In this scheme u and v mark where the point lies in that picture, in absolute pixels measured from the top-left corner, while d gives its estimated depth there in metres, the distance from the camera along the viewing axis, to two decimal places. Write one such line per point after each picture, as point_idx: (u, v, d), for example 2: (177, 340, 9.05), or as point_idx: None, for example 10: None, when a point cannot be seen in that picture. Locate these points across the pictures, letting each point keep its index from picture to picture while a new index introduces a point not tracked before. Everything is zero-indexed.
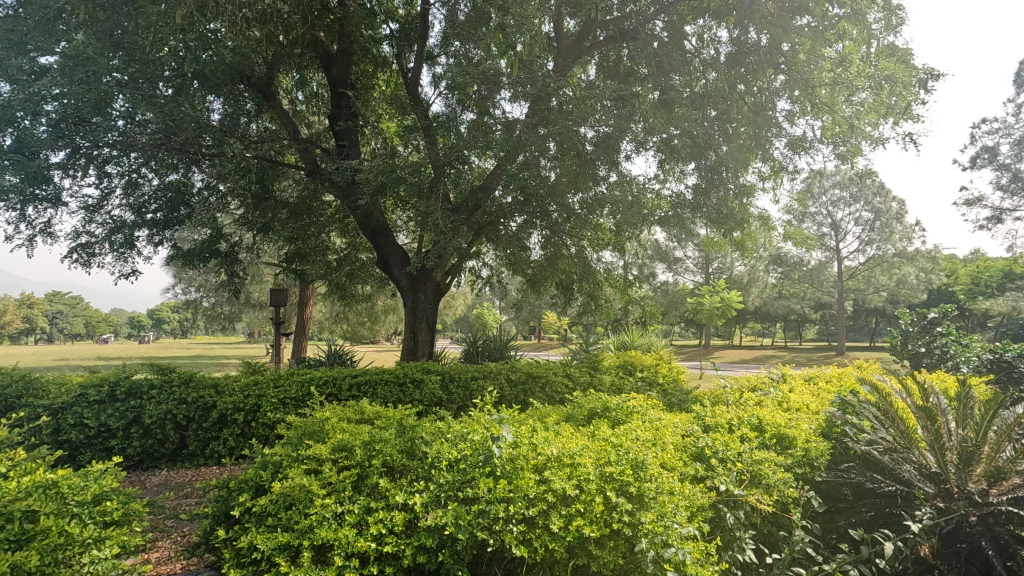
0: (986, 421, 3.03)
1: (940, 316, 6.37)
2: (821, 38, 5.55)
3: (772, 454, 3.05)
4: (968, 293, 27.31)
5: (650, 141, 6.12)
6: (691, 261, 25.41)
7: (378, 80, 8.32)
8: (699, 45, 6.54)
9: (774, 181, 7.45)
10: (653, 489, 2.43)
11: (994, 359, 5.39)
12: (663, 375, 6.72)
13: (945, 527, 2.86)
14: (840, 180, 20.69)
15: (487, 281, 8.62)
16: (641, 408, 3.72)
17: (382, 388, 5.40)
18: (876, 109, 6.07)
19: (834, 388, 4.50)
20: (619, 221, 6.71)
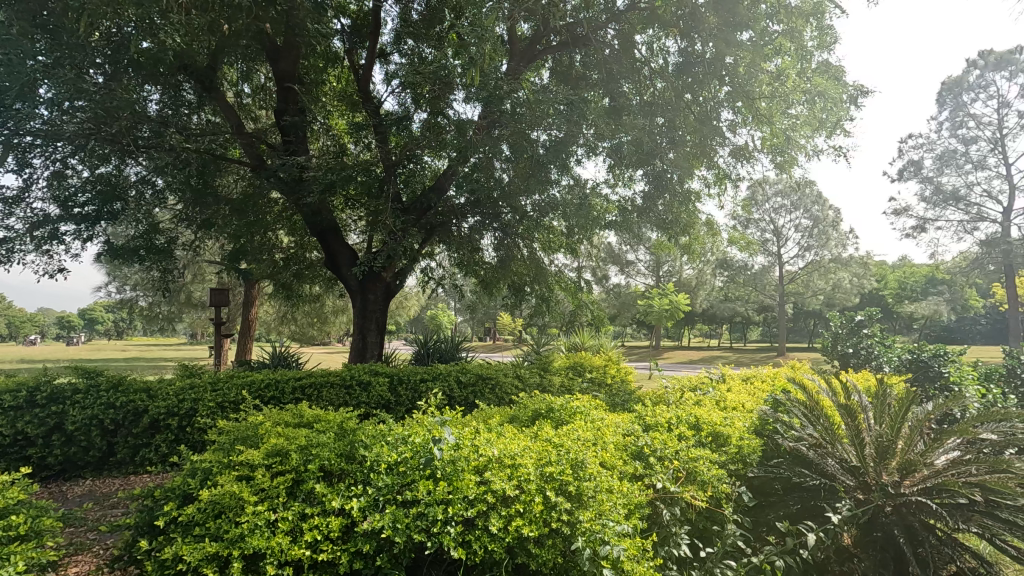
0: (901, 417, 3.23)
1: (867, 318, 6.70)
2: (761, 53, 5.79)
3: (707, 452, 3.15)
4: (895, 297, 29.13)
5: (600, 146, 6.18)
6: (643, 264, 26.11)
7: (328, 75, 8.13)
8: (649, 54, 6.68)
9: (718, 188, 7.72)
10: (591, 488, 2.47)
11: (913, 359, 5.76)
12: (611, 376, 6.87)
13: (863, 518, 3.05)
14: (782, 189, 21.67)
15: (439, 282, 8.53)
16: (584, 408, 3.78)
17: (327, 391, 5.27)
18: (810, 123, 6.41)
19: (768, 387, 4.71)
20: (570, 225, 6.81)
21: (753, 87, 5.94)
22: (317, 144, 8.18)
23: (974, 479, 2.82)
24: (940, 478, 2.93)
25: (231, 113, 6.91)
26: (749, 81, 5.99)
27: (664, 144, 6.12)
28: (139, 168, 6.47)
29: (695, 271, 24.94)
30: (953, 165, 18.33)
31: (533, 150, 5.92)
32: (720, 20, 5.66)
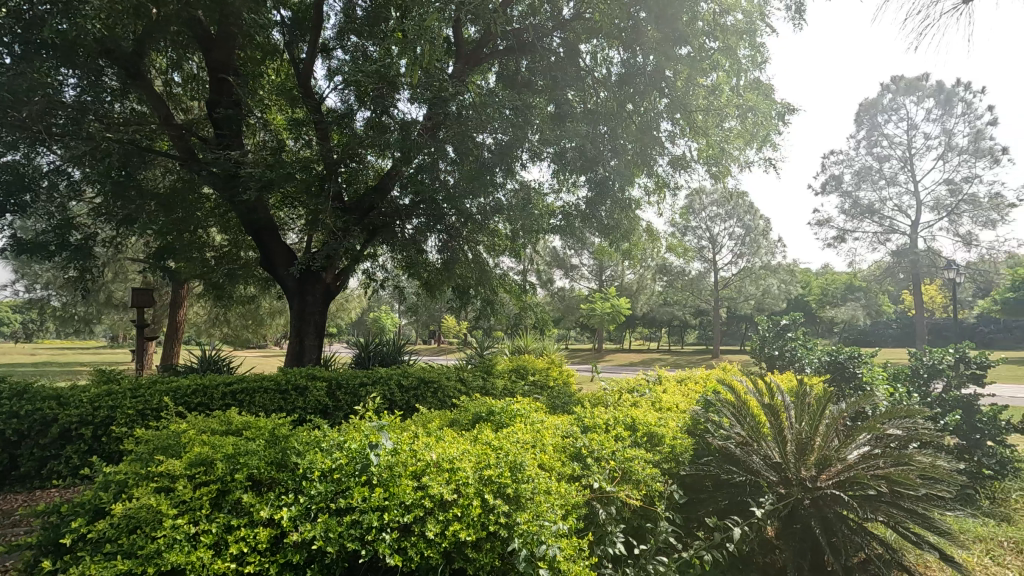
0: (818, 415, 3.44)
1: (792, 322, 6.87)
2: (698, 67, 6.05)
3: (642, 452, 3.24)
4: (818, 303, 31.06)
5: (546, 152, 6.26)
6: (587, 268, 26.68)
7: (267, 68, 7.83)
8: (593, 63, 6.83)
9: (657, 196, 7.98)
10: (529, 489, 2.49)
11: (832, 360, 6.15)
12: (553, 378, 6.95)
13: (783, 511, 3.24)
14: (717, 198, 22.69)
15: (381, 284, 8.36)
16: (525, 411, 3.81)
17: (260, 396, 5.07)
18: (742, 136, 6.74)
19: (701, 388, 4.91)
20: (515, 229, 6.85)
21: (690, 100, 6.20)
22: (254, 139, 7.86)
23: (881, 472, 3.06)
24: (852, 471, 3.16)
25: (159, 103, 6.52)
26: (687, 94, 6.24)
27: (606, 152, 6.26)
28: (52, 156, 5.98)
29: (636, 276, 25.68)
30: (869, 180, 19.82)
31: (478, 153, 5.92)
32: (660, 34, 5.86)
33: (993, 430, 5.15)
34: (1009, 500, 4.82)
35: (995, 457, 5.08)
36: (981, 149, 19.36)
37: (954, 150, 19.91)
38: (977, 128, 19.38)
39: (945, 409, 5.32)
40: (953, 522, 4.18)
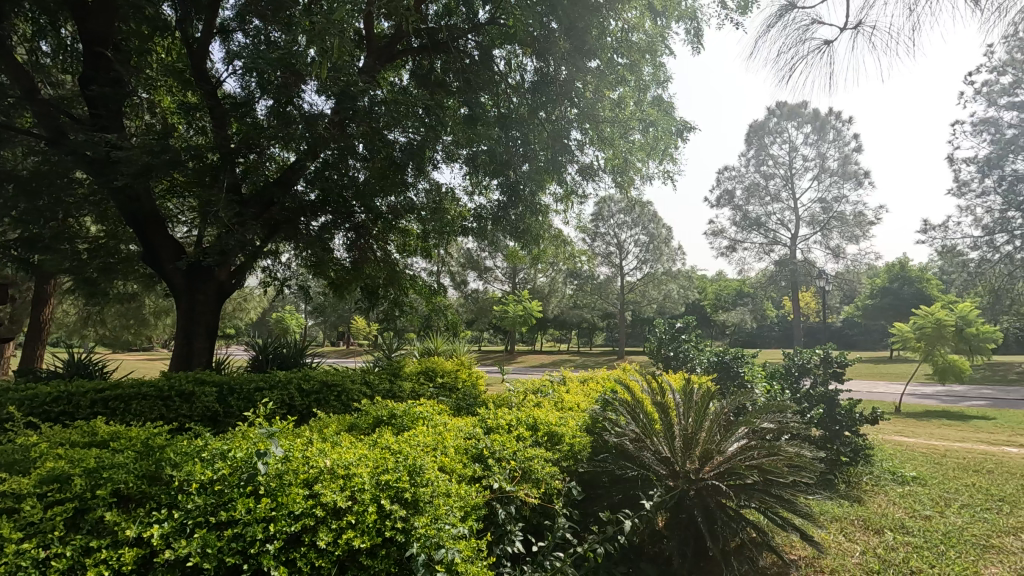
0: (703, 411, 3.69)
1: (685, 325, 7.19)
2: (605, 81, 6.26)
3: (542, 451, 3.30)
4: (713, 307, 33.50)
5: (458, 152, 6.33)
6: (500, 271, 27.01)
7: (155, 46, 7.16)
8: (507, 69, 6.87)
9: (566, 204, 8.20)
10: (428, 492, 2.45)
11: (718, 361, 6.61)
12: (462, 380, 6.91)
13: (670, 503, 3.43)
14: (624, 207, 23.86)
15: (282, 282, 7.90)
16: (427, 414, 3.78)
17: (137, 403, 4.63)
18: (644, 149, 7.10)
19: (601, 388, 5.12)
20: (426, 229, 6.77)
21: (598, 110, 6.43)
22: (137, 122, 7.14)
23: (754, 462, 3.33)
24: (730, 462, 3.40)
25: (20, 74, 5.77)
26: (594, 104, 6.47)
27: (518, 157, 6.29)
28: None
29: (548, 280, 26.36)
30: (757, 196, 21.72)
31: (388, 150, 5.74)
32: (570, 46, 5.98)
33: (849, 422, 5.82)
34: (861, 483, 5.46)
35: (850, 446, 5.75)
36: (849, 172, 21.82)
37: (827, 172, 22.30)
38: (845, 153, 21.83)
39: (812, 404, 5.91)
40: (817, 505, 4.67)
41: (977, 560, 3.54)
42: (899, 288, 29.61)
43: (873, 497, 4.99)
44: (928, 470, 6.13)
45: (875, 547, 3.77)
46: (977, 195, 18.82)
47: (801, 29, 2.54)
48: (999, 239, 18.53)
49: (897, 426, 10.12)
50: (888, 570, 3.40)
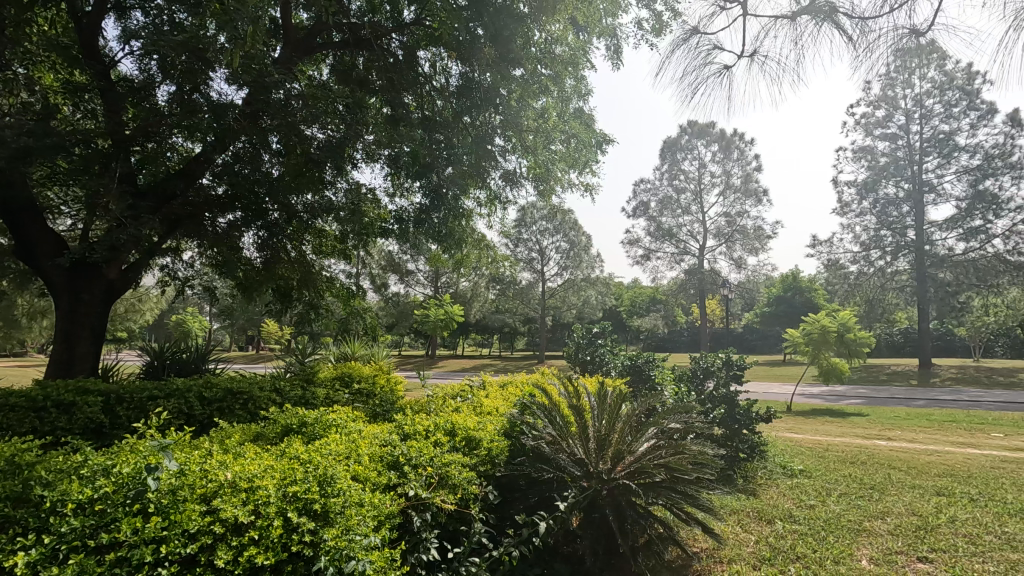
0: (616, 413, 3.83)
1: (601, 330, 7.43)
2: (529, 90, 6.33)
3: (459, 456, 3.27)
4: (628, 313, 34.95)
5: (379, 152, 6.19)
6: (422, 275, 26.68)
7: (35, 16, 6.40)
8: (432, 71, 6.78)
9: (489, 209, 8.23)
10: (339, 503, 2.35)
11: (631, 364, 6.84)
12: (380, 386, 6.74)
13: (584, 503, 3.52)
14: (546, 214, 24.37)
15: (183, 282, 7.33)
16: (341, 421, 3.65)
17: (4, 416, 4.11)
18: (565, 159, 7.30)
19: (519, 392, 5.18)
20: (344, 230, 6.55)
21: (521, 119, 6.50)
22: (9, 100, 6.03)
23: (662, 462, 3.51)
24: (639, 462, 3.57)
25: None
26: (518, 113, 6.50)
27: (441, 160, 6.23)
28: None
29: (470, 285, 26.36)
30: (670, 209, 22.97)
31: (304, 146, 5.47)
32: (496, 53, 5.88)
33: (747, 420, 6.29)
34: (756, 477, 5.91)
35: (747, 443, 6.22)
36: (750, 190, 23.59)
37: (732, 189, 23.98)
38: (748, 172, 23.60)
39: (715, 405, 6.30)
40: (717, 499, 4.98)
41: (851, 543, 3.93)
42: (791, 297, 32.42)
43: (766, 490, 5.41)
44: (813, 463, 6.74)
45: (766, 536, 4.08)
46: (856, 215, 21.01)
47: (704, 53, 2.72)
48: (873, 255, 20.79)
49: (788, 423, 11.05)
50: (777, 556, 3.70)
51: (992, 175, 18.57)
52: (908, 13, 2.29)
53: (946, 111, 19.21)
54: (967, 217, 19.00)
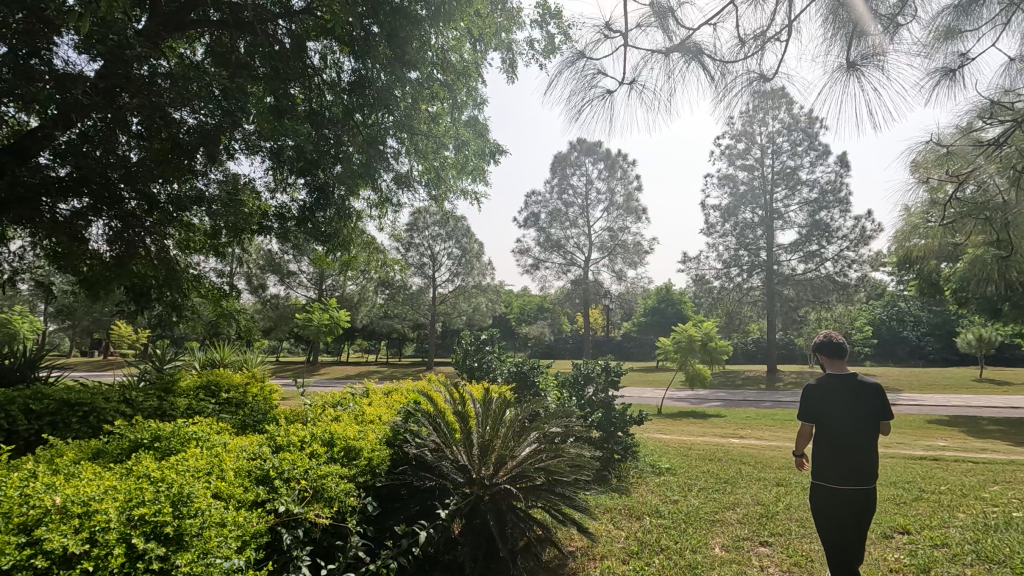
0: (499, 419, 3.88)
1: (489, 337, 7.50)
2: (424, 94, 6.25)
3: (337, 468, 3.12)
4: (517, 321, 35.77)
5: (260, 143, 5.82)
6: (306, 276, 25.25)
7: None
8: (322, 64, 6.43)
9: (380, 211, 8.00)
10: (195, 524, 2.12)
11: (518, 370, 6.98)
12: (252, 395, 6.24)
13: (465, 508, 3.50)
14: (439, 220, 24.23)
15: (10, 276, 6.25)
16: (202, 434, 3.33)
17: None
18: (455, 166, 7.34)
19: (404, 399, 5.06)
20: (215, 226, 5.99)
21: (414, 123, 6.41)
22: None
23: (541, 465, 3.63)
24: (521, 466, 3.65)
25: None
26: (410, 116, 6.37)
27: (329, 157, 5.88)
28: None
29: (358, 288, 25.47)
30: (559, 221, 23.95)
31: (171, 130, 4.90)
32: (391, 55, 5.72)
33: (621, 423, 6.70)
34: (629, 476, 6.29)
35: (620, 444, 6.63)
36: (631, 207, 25.27)
37: (615, 206, 25.51)
38: (630, 191, 25.27)
39: (593, 409, 6.64)
40: (593, 499, 5.23)
41: (708, 533, 4.33)
42: (664, 308, 35.21)
43: (637, 488, 5.79)
44: (678, 461, 7.33)
45: (636, 531, 4.36)
46: (720, 236, 23.32)
47: (589, 76, 2.88)
48: (733, 272, 23.09)
49: (659, 425, 11.92)
50: (645, 550, 3.96)
51: (826, 208, 21.57)
52: (760, 61, 2.60)
53: (793, 149, 21.96)
54: (806, 242, 21.83)
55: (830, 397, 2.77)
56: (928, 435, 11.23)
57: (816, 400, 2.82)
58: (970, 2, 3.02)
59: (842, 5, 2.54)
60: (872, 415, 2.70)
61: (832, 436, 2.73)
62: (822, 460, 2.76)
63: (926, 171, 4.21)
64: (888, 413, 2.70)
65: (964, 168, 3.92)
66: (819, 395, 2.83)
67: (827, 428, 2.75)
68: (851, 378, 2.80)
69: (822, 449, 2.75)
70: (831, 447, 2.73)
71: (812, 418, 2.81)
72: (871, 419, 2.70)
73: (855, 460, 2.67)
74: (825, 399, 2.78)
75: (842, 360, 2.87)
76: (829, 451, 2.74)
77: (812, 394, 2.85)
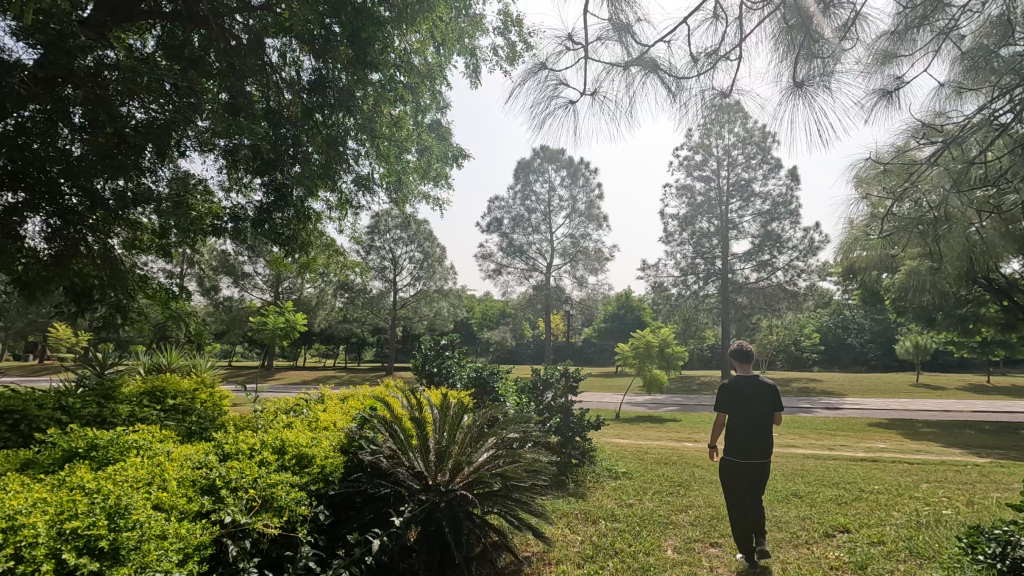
0: (456, 426, 3.88)
1: (450, 343, 7.43)
2: (385, 97, 6.20)
3: (288, 476, 3.03)
4: (478, 326, 35.69)
5: (214, 141, 5.61)
6: (261, 278, 24.50)
7: None
8: (281, 63, 6.26)
9: (340, 213, 7.84)
10: (133, 537, 2.02)
11: (477, 376, 6.94)
12: (199, 401, 5.98)
13: (421, 515, 3.43)
14: (401, 223, 23.96)
15: None
16: (143, 442, 3.19)
17: None
18: (417, 170, 7.28)
19: (360, 406, 4.97)
20: (164, 225, 5.72)
21: (376, 126, 6.33)
22: None
23: (498, 470, 3.64)
24: (478, 472, 3.64)
25: None
26: (371, 118, 6.29)
27: (287, 157, 5.73)
28: None
29: (316, 291, 25.04)
30: (522, 227, 24.10)
31: (117, 124, 4.67)
32: (353, 55, 5.63)
33: (579, 428, 6.78)
34: (586, 480, 6.35)
35: (578, 449, 6.68)
36: (593, 215, 25.64)
37: (577, 213, 25.84)
38: (592, 199, 25.66)
39: (551, 415, 6.70)
40: (551, 504, 5.25)
41: (661, 536, 4.42)
42: (623, 314, 35.88)
43: (594, 492, 5.84)
44: (634, 466, 7.44)
45: (591, 535, 4.41)
46: (677, 244, 23.92)
47: (551, 87, 2.93)
48: (690, 280, 23.67)
49: (616, 430, 12.07)
50: (599, 554, 4.01)
51: (777, 219, 22.45)
52: (713, 78, 2.70)
53: (747, 162, 22.72)
54: (759, 251, 22.64)
55: (747, 389, 3.79)
56: (869, 438, 11.78)
57: (735, 394, 3.76)
58: (906, 29, 3.21)
59: (790, 28, 2.68)
60: (773, 403, 3.74)
61: (751, 416, 3.70)
62: (739, 440, 3.68)
63: (866, 187, 4.42)
64: (781, 402, 3.76)
65: (899, 186, 4.14)
66: (734, 389, 3.81)
67: (745, 410, 3.71)
68: (754, 377, 3.86)
69: (747, 428, 3.65)
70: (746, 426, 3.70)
71: (735, 404, 3.75)
72: (770, 404, 3.71)
73: (762, 435, 3.67)
74: (746, 391, 3.78)
75: (748, 366, 3.90)
76: (745, 430, 3.69)
77: (738, 389, 3.80)
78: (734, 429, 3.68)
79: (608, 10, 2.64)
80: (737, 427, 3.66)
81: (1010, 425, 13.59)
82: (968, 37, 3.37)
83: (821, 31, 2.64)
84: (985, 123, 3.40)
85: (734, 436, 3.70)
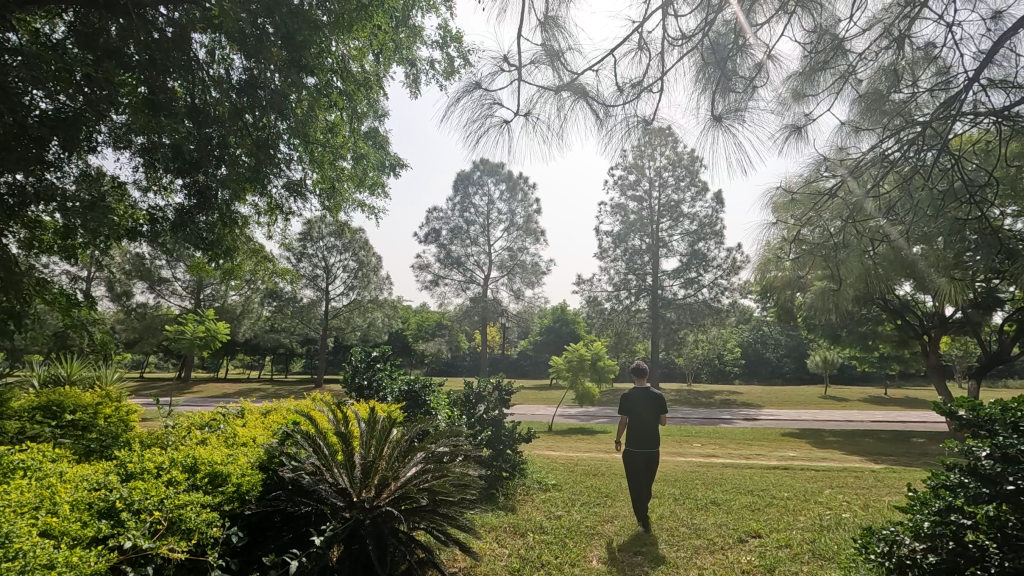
0: (383, 440, 3.79)
1: (381, 355, 7.26)
2: (319, 102, 5.99)
3: (198, 496, 2.83)
4: (413, 337, 35.16)
5: (131, 138, 5.24)
6: (181, 284, 22.99)
7: None
8: (208, 60, 5.94)
9: (269, 218, 7.51)
10: (15, 565, 1.84)
11: (409, 390, 6.80)
12: (103, 417, 5.50)
13: (343, 533, 3.31)
14: (336, 231, 23.27)
15: None
16: (32, 463, 2.91)
17: None
18: (351, 177, 7.11)
19: (283, 421, 4.74)
20: (69, 225, 5.23)
21: (310, 131, 6.08)
22: None
23: (426, 485, 3.57)
24: (404, 487, 3.56)
25: None
26: (305, 123, 6.09)
27: (212, 158, 5.43)
28: None
29: (241, 299, 23.89)
30: (461, 239, 24.06)
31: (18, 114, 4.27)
32: (287, 56, 5.40)
33: (510, 441, 6.80)
34: (516, 493, 6.37)
35: (509, 462, 6.68)
36: (531, 229, 26.02)
37: (516, 227, 26.10)
38: (529, 213, 26.06)
39: (483, 428, 6.65)
40: (480, 519, 5.21)
41: (586, 547, 4.50)
42: (558, 327, 36.55)
43: (525, 506, 5.85)
44: (565, 478, 7.52)
45: (518, 549, 4.42)
46: (611, 260, 24.66)
47: (486, 105, 2.97)
48: (623, 295, 24.46)
49: (548, 442, 12.21)
50: (525, 566, 4.03)
51: (703, 239, 23.66)
52: (637, 106, 2.84)
53: (677, 183, 23.83)
54: (686, 269, 23.74)
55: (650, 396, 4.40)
56: (782, 447, 12.55)
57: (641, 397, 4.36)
58: (813, 71, 3.51)
59: (706, 64, 2.88)
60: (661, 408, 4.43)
61: (651, 410, 4.35)
62: (638, 431, 4.29)
63: (781, 213, 4.73)
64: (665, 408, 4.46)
65: (808, 214, 4.46)
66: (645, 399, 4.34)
67: (641, 412, 4.32)
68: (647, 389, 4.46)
69: (646, 424, 4.27)
70: (639, 425, 4.30)
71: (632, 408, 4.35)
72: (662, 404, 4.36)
73: (650, 433, 4.30)
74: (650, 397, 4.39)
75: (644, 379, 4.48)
76: (641, 427, 4.29)
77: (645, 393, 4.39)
78: (637, 423, 4.28)
79: (540, 36, 2.74)
80: (639, 419, 4.25)
81: (902, 433, 14.92)
82: (864, 81, 3.73)
83: (733, 69, 2.85)
84: (879, 159, 3.76)
85: (636, 429, 4.29)
